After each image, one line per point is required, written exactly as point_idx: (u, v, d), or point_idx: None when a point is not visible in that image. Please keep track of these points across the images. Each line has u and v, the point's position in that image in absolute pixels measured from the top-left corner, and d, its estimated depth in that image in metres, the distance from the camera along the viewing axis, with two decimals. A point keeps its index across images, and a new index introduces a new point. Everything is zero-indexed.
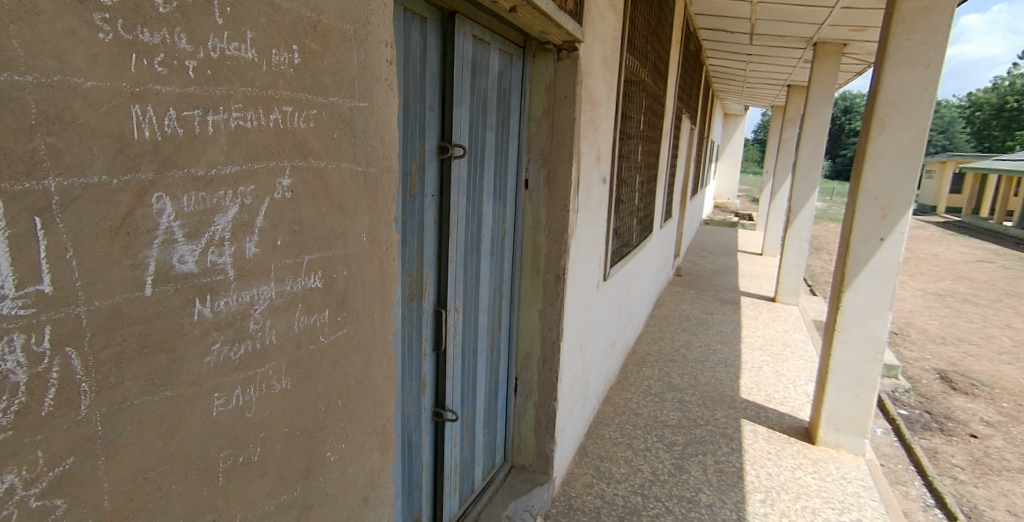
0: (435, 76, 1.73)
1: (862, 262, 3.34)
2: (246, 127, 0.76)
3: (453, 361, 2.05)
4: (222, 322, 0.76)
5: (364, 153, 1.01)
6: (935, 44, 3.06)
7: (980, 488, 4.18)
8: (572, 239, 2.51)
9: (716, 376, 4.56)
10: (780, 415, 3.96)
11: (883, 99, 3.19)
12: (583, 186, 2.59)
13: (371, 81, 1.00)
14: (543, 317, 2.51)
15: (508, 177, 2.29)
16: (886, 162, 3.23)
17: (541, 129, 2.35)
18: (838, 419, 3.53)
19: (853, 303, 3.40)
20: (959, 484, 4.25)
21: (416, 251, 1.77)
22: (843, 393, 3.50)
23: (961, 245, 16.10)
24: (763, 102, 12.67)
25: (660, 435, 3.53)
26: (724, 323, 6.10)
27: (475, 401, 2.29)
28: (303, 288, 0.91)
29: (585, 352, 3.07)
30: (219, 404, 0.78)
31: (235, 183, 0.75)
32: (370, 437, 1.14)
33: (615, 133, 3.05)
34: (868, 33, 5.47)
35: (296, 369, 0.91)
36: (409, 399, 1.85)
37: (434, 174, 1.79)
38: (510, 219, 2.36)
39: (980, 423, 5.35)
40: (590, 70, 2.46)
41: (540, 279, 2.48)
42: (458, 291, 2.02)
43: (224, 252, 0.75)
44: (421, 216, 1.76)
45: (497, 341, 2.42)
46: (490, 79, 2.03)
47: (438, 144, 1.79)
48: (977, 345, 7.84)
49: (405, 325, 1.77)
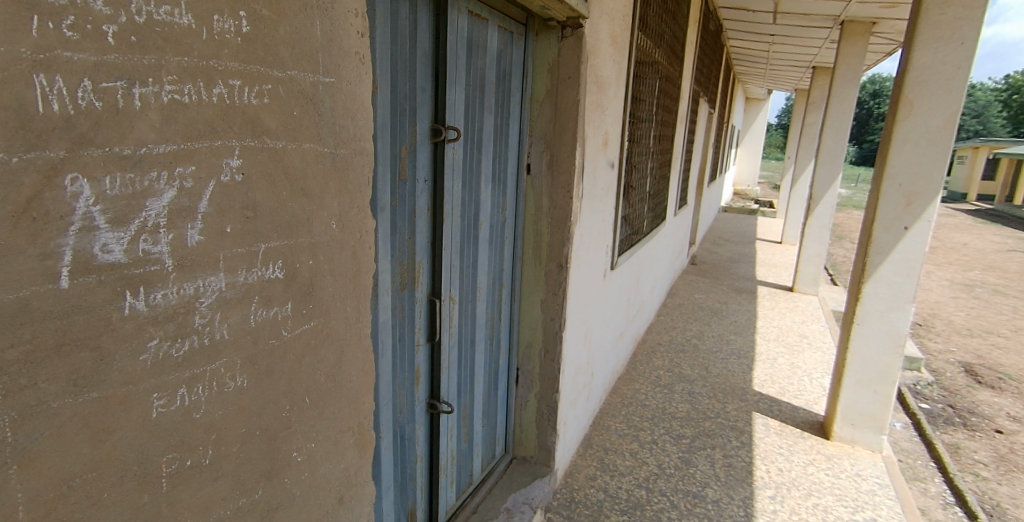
0: (428, 55, 1.65)
1: (884, 253, 3.19)
2: (182, 102, 0.69)
3: (448, 353, 1.98)
4: (160, 317, 0.70)
5: (331, 134, 0.94)
6: (970, 19, 2.87)
7: (1003, 485, 4.04)
8: (577, 226, 2.42)
9: (728, 367, 4.46)
10: (794, 409, 3.86)
11: (911, 80, 3.03)
12: (589, 172, 2.49)
13: (339, 55, 0.93)
14: (545, 307, 2.43)
15: (509, 162, 2.21)
16: (914, 147, 3.07)
17: (544, 111, 2.26)
18: (853, 415, 3.41)
19: (873, 294, 3.27)
20: (981, 481, 4.12)
21: (408, 238, 1.71)
22: (859, 387, 3.38)
23: (991, 234, 15.61)
24: (786, 85, 12.32)
25: (668, 427, 3.45)
26: (739, 313, 5.97)
27: (473, 393, 2.24)
28: (259, 278, 0.83)
29: (590, 343, 2.99)
30: (159, 405, 0.71)
31: (171, 163, 0.68)
32: (344, 435, 1.07)
33: (624, 116, 2.94)
34: (899, 10, 5.23)
35: (255, 367, 0.85)
36: (401, 391, 1.79)
37: (427, 158, 1.72)
38: (510, 206, 2.28)
39: (1006, 418, 5.18)
40: (597, 49, 2.35)
41: (542, 268, 2.40)
42: (454, 280, 1.95)
43: (160, 240, 0.68)
44: (412, 202, 1.69)
45: (497, 331, 2.36)
46: (488, 59, 1.94)
47: (431, 126, 1.71)
48: (1005, 337, 7.60)
49: (396, 315, 1.71)
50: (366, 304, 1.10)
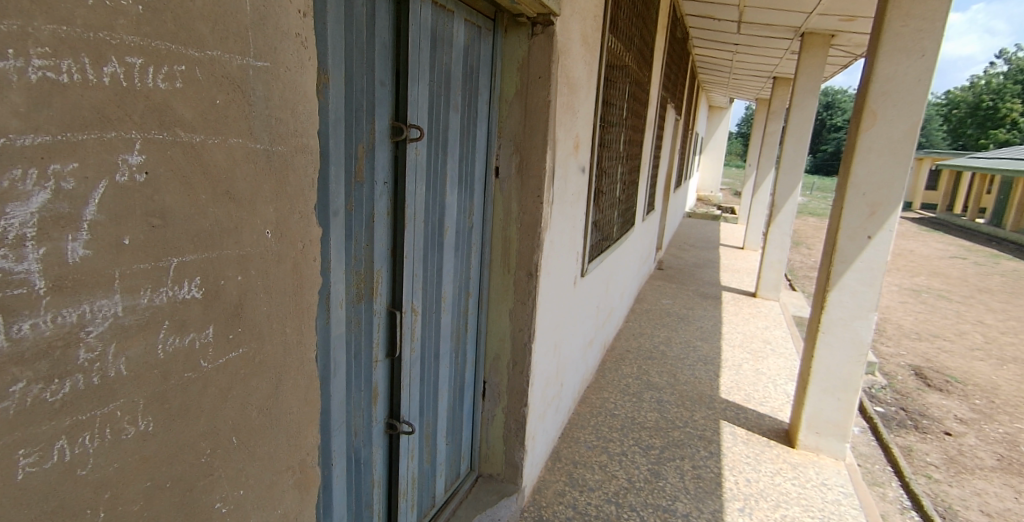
0: (387, 47, 1.51)
1: (848, 261, 3.16)
2: (58, 82, 0.55)
3: (409, 368, 1.85)
4: (28, 353, 0.56)
5: (266, 128, 0.80)
6: (931, 31, 2.85)
7: (954, 487, 4.13)
8: (547, 233, 2.31)
9: (695, 374, 4.43)
10: (760, 416, 3.83)
11: (875, 90, 2.99)
12: (559, 176, 2.39)
13: (275, 36, 0.80)
14: (514, 316, 2.32)
15: (476, 164, 2.08)
16: (877, 156, 3.03)
17: (514, 112, 2.15)
18: (818, 422, 3.37)
19: (838, 303, 3.22)
20: (933, 483, 4.20)
21: (366, 246, 1.57)
22: (823, 395, 3.34)
23: (936, 241, 16.32)
24: (748, 94, 12.57)
25: (636, 438, 3.37)
26: (705, 319, 5.99)
27: (437, 409, 2.10)
28: (169, 299, 0.69)
29: (560, 353, 2.89)
30: (27, 465, 0.56)
31: (44, 158, 0.55)
32: (281, 476, 0.93)
33: (595, 119, 2.86)
34: (857, 24, 5.34)
35: (165, 407, 0.70)
36: (356, 411, 1.64)
37: (387, 159, 1.59)
38: (477, 211, 2.16)
39: (954, 420, 5.34)
40: (568, 50, 2.26)
41: (510, 276, 2.28)
42: (416, 290, 1.82)
43: (29, 256, 0.55)
44: (370, 206, 1.55)
45: (463, 343, 2.23)
46: (454, 54, 1.81)
47: (390, 123, 1.58)
48: (950, 341, 7.90)
49: (352, 329, 1.56)
50: (310, 322, 0.96)
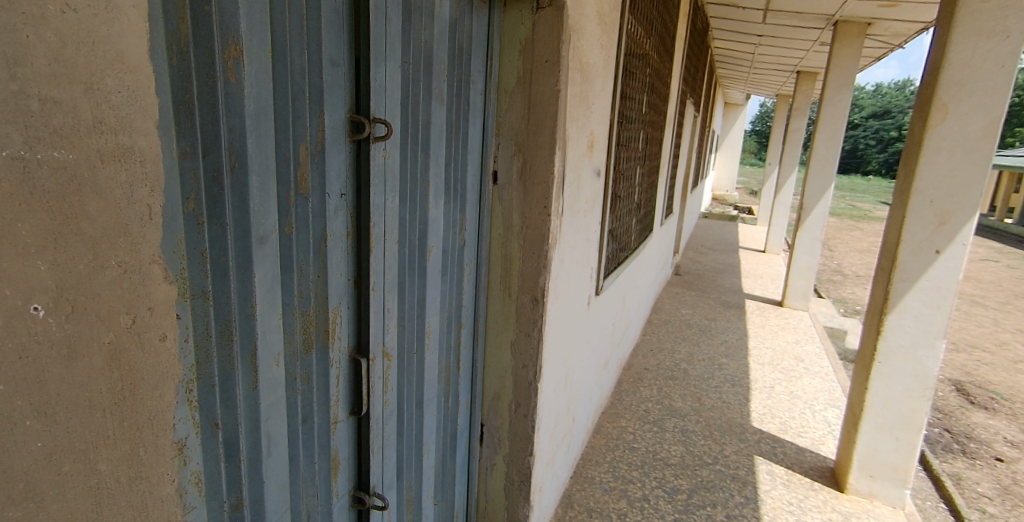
0: (340, 15, 1.13)
1: (911, 280, 2.69)
2: None
3: (383, 426, 1.47)
4: None
5: (22, 121, 0.50)
6: (1017, 8, 2.37)
7: None
8: (556, 249, 1.91)
9: (722, 398, 3.99)
10: (799, 451, 3.36)
11: (946, 78, 2.51)
12: (570, 181, 1.98)
13: None
14: (516, 351, 1.92)
15: (469, 168, 1.69)
16: (948, 157, 2.57)
17: (515, 104, 1.76)
18: (872, 464, 2.90)
19: (898, 328, 2.74)
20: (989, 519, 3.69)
21: (317, 277, 1.19)
22: (879, 433, 2.86)
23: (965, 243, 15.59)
24: (768, 90, 12.05)
25: (659, 478, 2.95)
26: (729, 332, 5.53)
27: (422, 468, 1.71)
28: None
29: (572, 385, 2.47)
30: None
31: None
32: None
33: (612, 115, 2.45)
34: (898, 10, 4.86)
35: None
36: (308, 491, 1.26)
37: (343, 166, 1.21)
38: (471, 224, 1.76)
39: (1004, 444, 4.82)
40: (581, 27, 1.85)
41: (512, 302, 1.89)
42: (390, 329, 1.44)
43: None
44: (322, 226, 1.18)
45: (455, 384, 1.83)
46: (438, 29, 1.43)
47: (347, 116, 1.20)
48: (991, 352, 7.34)
49: (299, 388, 1.19)
50: (144, 434, 0.64)
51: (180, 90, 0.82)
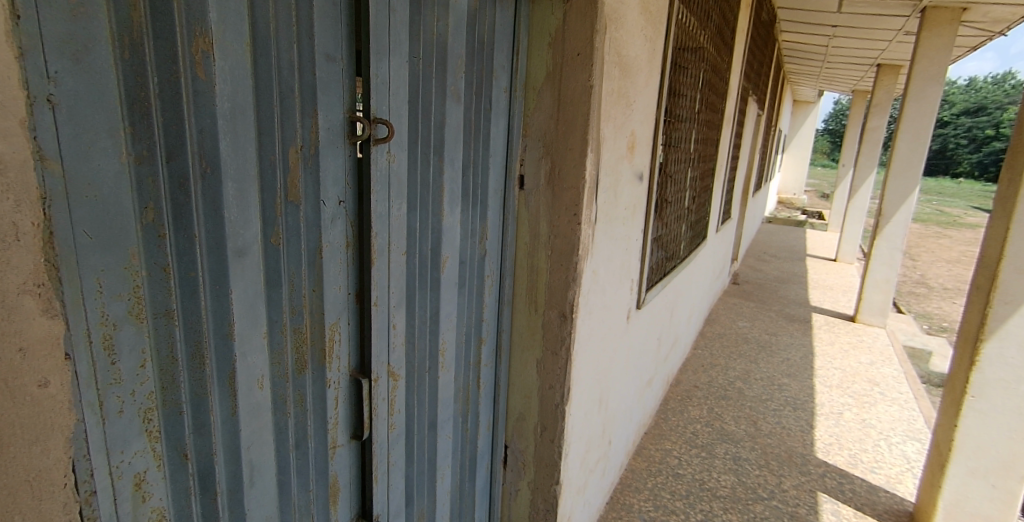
0: (337, 5, 1.03)
1: (1016, 303, 2.34)
2: None
3: (387, 450, 1.36)
4: None
5: None
6: None
7: None
8: (588, 261, 1.75)
9: (782, 423, 3.68)
10: (871, 489, 3.03)
11: None
12: (606, 187, 1.82)
13: None
14: (542, 370, 1.77)
15: (491, 171, 1.57)
16: None
17: (543, 102, 1.62)
18: (962, 512, 2.56)
19: (997, 357, 2.40)
20: None
21: (311, 291, 1.08)
22: (971, 478, 2.51)
23: None
24: (843, 86, 11.29)
25: (706, 511, 2.72)
26: (791, 348, 5.15)
27: (436, 493, 1.59)
28: None
29: (608, 406, 2.30)
30: None
31: None
32: None
33: (658, 117, 2.27)
34: None
35: None
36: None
37: (341, 170, 1.10)
38: (493, 233, 1.64)
39: None
40: (621, 17, 1.69)
41: (539, 316, 1.74)
42: (396, 346, 1.33)
43: None
44: (317, 236, 1.07)
45: (474, 403, 1.70)
46: (453, 20, 1.31)
47: (346, 117, 1.09)
48: None
49: (290, 412, 1.09)
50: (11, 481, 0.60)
51: (133, 86, 0.74)
